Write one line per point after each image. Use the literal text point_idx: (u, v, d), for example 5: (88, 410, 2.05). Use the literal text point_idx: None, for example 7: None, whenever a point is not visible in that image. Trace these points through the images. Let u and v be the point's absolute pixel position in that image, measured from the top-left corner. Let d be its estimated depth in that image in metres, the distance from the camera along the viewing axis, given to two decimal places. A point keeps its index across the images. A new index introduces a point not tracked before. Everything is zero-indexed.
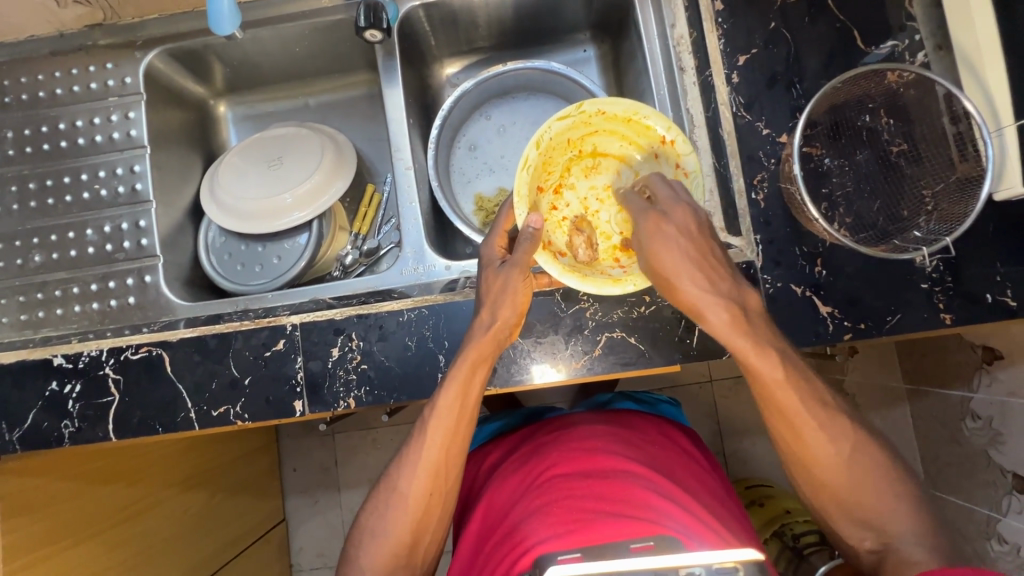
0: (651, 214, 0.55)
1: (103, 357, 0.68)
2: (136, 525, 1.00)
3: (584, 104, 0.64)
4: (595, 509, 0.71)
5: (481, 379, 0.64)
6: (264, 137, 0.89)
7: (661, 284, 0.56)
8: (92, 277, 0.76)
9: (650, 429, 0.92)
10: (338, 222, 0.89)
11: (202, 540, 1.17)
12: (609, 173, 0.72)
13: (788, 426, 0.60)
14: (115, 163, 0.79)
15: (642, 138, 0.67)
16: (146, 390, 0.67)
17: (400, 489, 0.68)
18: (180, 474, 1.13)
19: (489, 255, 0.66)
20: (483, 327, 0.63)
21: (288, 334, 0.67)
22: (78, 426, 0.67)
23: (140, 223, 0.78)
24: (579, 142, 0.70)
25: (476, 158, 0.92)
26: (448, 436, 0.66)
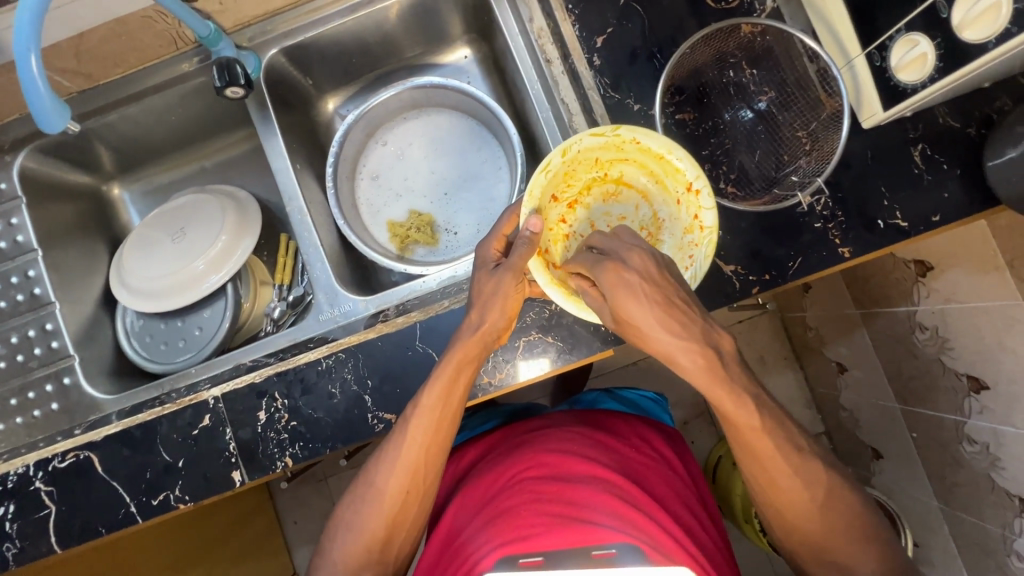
0: (608, 266, 0.51)
1: (31, 472, 0.67)
2: None
3: (622, 128, 0.62)
4: (555, 516, 0.71)
5: (466, 381, 0.64)
6: (166, 210, 0.87)
7: (631, 334, 0.52)
8: (10, 392, 0.75)
9: (632, 434, 0.91)
10: (258, 278, 0.88)
11: None
12: (627, 204, 0.71)
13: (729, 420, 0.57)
14: (9, 272, 0.77)
15: (670, 180, 0.65)
16: (81, 494, 0.66)
17: (371, 499, 0.67)
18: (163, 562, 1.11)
19: (484, 257, 0.66)
20: (471, 329, 0.63)
21: (212, 408, 0.66)
22: (23, 547, 0.66)
23: (47, 327, 0.77)
24: (607, 164, 0.69)
25: (381, 186, 0.91)
26: (426, 445, 0.64)
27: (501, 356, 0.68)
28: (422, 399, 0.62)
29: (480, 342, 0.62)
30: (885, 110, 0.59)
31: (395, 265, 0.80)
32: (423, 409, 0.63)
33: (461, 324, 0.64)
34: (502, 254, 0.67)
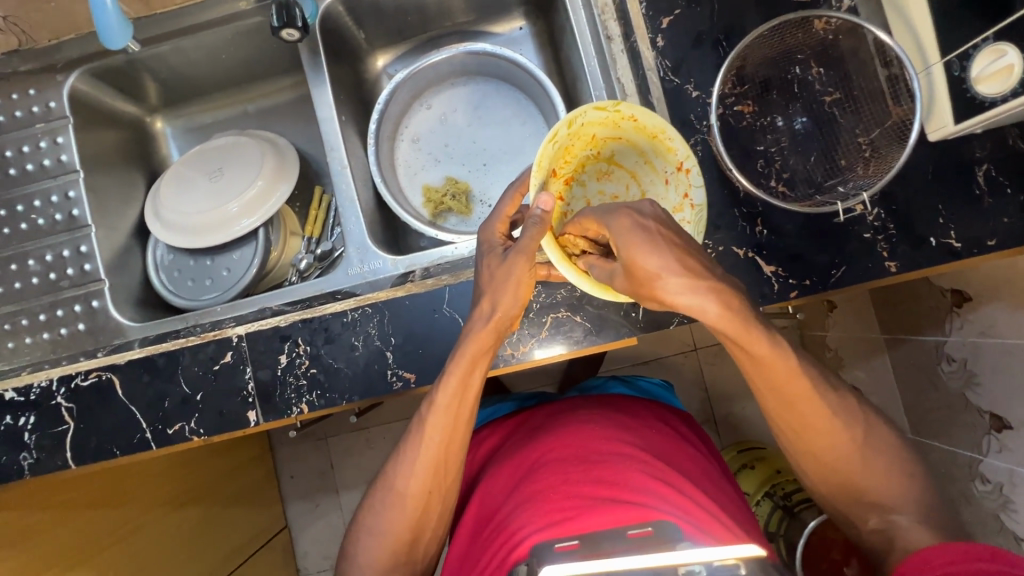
0: (620, 217, 0.52)
1: (53, 387, 0.68)
2: (128, 546, 1.01)
3: (623, 103, 0.60)
4: (591, 498, 0.70)
5: (481, 373, 0.64)
6: (205, 148, 0.88)
7: (642, 286, 0.51)
8: (39, 307, 0.76)
9: (647, 415, 0.91)
10: (288, 228, 0.88)
11: (198, 559, 1.17)
12: (618, 184, 0.70)
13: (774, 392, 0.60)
14: (49, 190, 0.78)
15: (659, 159, 0.66)
16: (100, 414, 0.67)
17: (396, 499, 0.68)
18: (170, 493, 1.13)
19: (489, 239, 0.65)
20: (484, 317, 0.62)
21: (235, 345, 0.67)
22: (40, 458, 0.67)
23: (81, 249, 0.77)
24: (601, 143, 0.67)
25: (420, 149, 0.90)
26: (446, 436, 0.66)
27: (526, 330, 0.68)
28: (436, 394, 0.64)
29: (495, 330, 0.61)
30: (957, 123, 0.57)
31: (429, 230, 0.79)
32: (438, 409, 0.65)
33: (471, 317, 0.63)
34: (506, 237, 0.67)
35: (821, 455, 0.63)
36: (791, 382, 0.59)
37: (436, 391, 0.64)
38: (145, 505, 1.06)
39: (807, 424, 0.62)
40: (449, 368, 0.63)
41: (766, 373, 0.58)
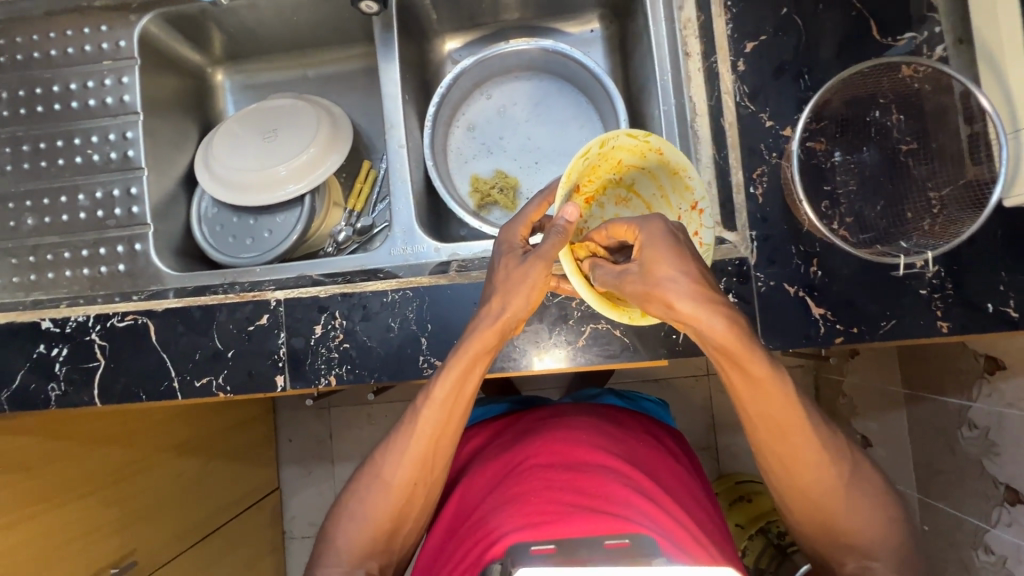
0: (650, 221, 0.53)
1: (89, 323, 0.68)
2: (129, 485, 1.03)
3: (655, 137, 0.57)
4: (572, 505, 0.71)
5: (481, 369, 0.64)
6: (261, 107, 0.87)
7: (650, 293, 0.50)
8: (83, 242, 0.76)
9: (633, 424, 0.93)
10: (332, 198, 0.88)
11: (194, 506, 1.20)
12: (634, 212, 0.66)
13: (772, 427, 0.59)
14: (107, 128, 0.78)
15: (676, 197, 0.63)
16: (131, 357, 0.68)
17: (379, 485, 0.69)
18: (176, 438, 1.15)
19: (510, 239, 0.63)
20: (491, 317, 0.61)
21: (272, 309, 0.67)
22: (67, 391, 0.68)
23: (131, 190, 0.78)
24: (624, 168, 0.63)
25: (474, 138, 0.90)
26: (437, 430, 0.67)
27: (563, 336, 0.67)
28: (433, 387, 0.64)
29: (498, 331, 0.61)
30: None
31: (473, 221, 0.79)
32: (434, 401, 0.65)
33: (476, 313, 0.62)
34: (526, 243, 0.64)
35: (802, 488, 0.62)
36: (787, 420, 0.59)
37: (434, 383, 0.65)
38: (152, 447, 1.08)
39: (793, 456, 0.61)
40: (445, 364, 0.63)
41: (762, 401, 0.57)
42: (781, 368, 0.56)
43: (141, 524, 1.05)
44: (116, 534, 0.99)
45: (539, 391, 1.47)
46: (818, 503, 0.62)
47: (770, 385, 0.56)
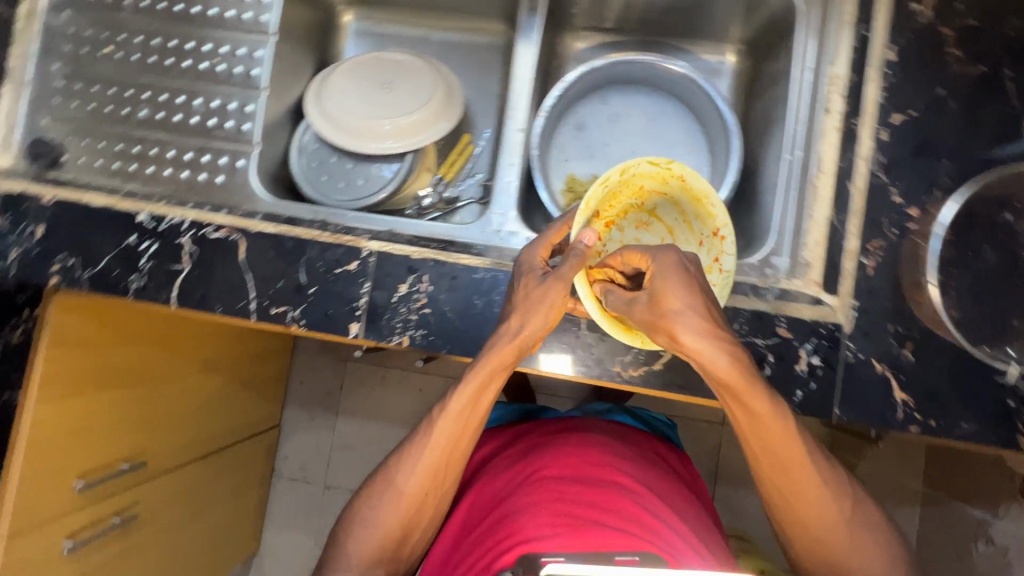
0: (665, 250, 0.55)
1: (183, 227, 0.69)
2: (156, 390, 1.04)
3: (676, 162, 0.64)
4: (585, 519, 0.71)
5: (492, 387, 0.70)
6: (381, 56, 0.87)
7: (660, 327, 0.55)
8: (188, 145, 0.77)
9: (640, 439, 0.93)
10: (425, 163, 0.87)
11: (202, 424, 1.21)
12: (655, 236, 0.72)
13: (769, 459, 0.62)
14: (239, 42, 0.79)
15: (698, 221, 0.68)
16: (216, 269, 0.68)
17: (390, 496, 0.76)
18: (203, 355, 1.16)
19: (530, 262, 0.63)
20: (508, 335, 0.62)
21: (363, 257, 0.67)
22: (146, 286, 0.69)
23: (246, 107, 0.79)
24: (646, 195, 0.70)
25: (580, 138, 0.89)
26: (450, 441, 0.74)
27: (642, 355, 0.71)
28: (450, 403, 0.72)
29: (518, 350, 0.62)
30: None
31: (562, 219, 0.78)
32: (448, 414, 0.73)
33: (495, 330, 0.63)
34: (546, 261, 0.65)
35: (805, 524, 0.65)
36: (790, 459, 0.62)
37: (449, 398, 0.72)
38: (181, 358, 1.10)
39: (796, 491, 0.64)
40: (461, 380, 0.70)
41: (762, 442, 0.61)
42: (779, 400, 0.59)
43: (154, 429, 1.06)
44: (131, 433, 1.01)
45: (554, 398, 1.48)
46: (819, 537, 0.65)
47: (774, 423, 0.59)
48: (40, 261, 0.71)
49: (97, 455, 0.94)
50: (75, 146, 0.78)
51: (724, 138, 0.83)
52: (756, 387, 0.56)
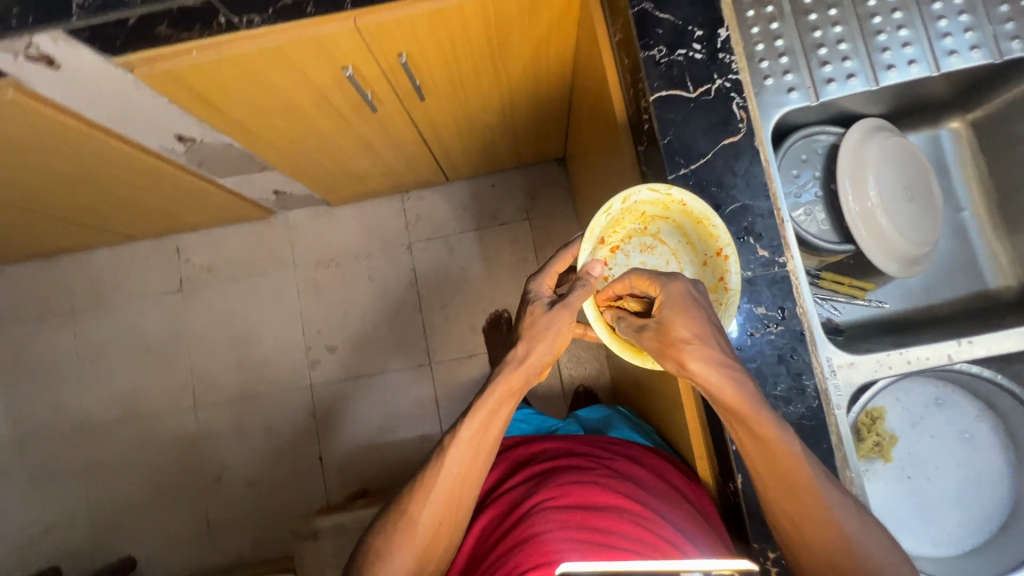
0: (673, 280, 0.60)
1: (729, 74, 0.68)
2: (489, 65, 1.07)
3: (674, 186, 0.63)
4: (589, 541, 0.71)
5: (503, 412, 0.79)
6: (928, 176, 0.83)
7: (668, 353, 0.59)
8: (788, 37, 0.74)
9: (640, 465, 0.90)
10: (823, 258, 0.86)
11: (455, 112, 1.24)
12: (660, 258, 0.71)
13: (789, 498, 0.60)
14: (915, 42, 0.73)
15: (701, 242, 0.67)
16: (701, 124, 0.68)
17: (408, 532, 0.79)
18: (522, 84, 1.18)
19: (538, 290, 0.78)
20: (516, 361, 0.76)
21: (774, 261, 0.65)
22: (656, 65, 0.69)
23: (850, 76, 0.73)
24: (649, 219, 0.71)
25: (924, 404, 0.82)
26: (458, 471, 0.80)
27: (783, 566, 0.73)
28: (465, 430, 0.79)
29: (526, 377, 0.76)
30: None
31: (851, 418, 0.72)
32: (461, 441, 0.79)
33: (511, 359, 0.76)
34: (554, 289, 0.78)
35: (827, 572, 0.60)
36: (816, 519, 0.60)
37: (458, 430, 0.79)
38: (519, 71, 1.12)
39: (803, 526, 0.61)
40: (473, 408, 0.78)
41: (777, 477, 0.60)
42: (785, 425, 0.60)
43: (452, 81, 1.10)
44: (449, 66, 1.04)
45: None
46: (834, 567, 0.60)
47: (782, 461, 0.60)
48: None
49: (428, 50, 0.97)
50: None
51: (1003, 564, 0.73)
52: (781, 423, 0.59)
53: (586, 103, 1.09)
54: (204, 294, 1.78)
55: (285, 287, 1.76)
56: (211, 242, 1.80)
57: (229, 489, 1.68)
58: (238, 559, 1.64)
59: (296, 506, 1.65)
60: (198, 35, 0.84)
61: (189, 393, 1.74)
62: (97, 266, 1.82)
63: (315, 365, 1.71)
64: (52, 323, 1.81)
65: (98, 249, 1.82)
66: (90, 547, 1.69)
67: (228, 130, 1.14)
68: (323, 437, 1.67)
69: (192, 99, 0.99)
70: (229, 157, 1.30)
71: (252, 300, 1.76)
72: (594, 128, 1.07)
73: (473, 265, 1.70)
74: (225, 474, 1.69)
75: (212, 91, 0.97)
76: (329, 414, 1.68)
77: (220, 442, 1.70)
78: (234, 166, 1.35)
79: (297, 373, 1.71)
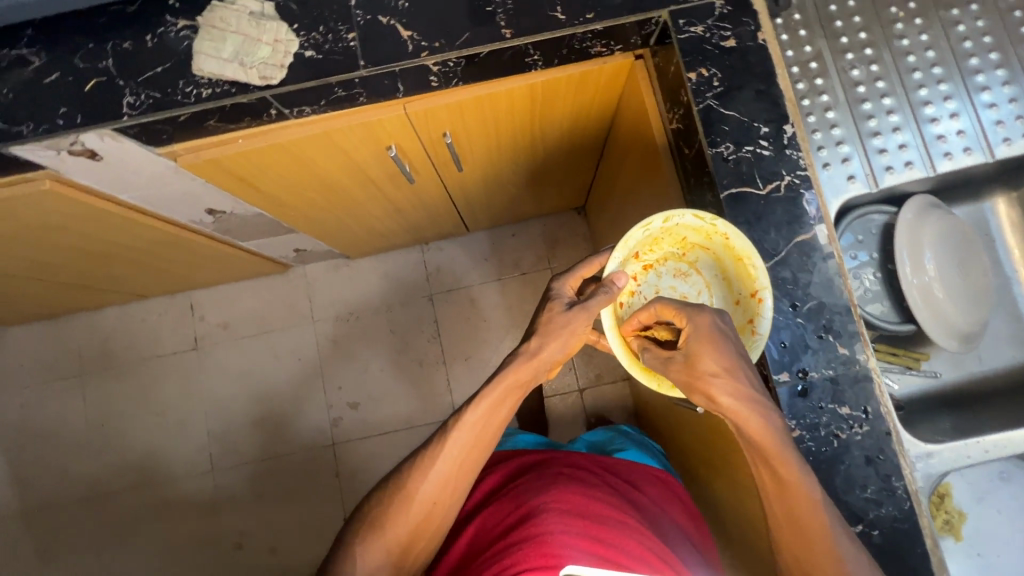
0: (698, 312, 0.63)
1: (797, 171, 0.69)
2: (529, 139, 1.07)
3: (717, 220, 0.66)
4: (590, 548, 0.73)
5: (510, 406, 0.81)
6: (982, 250, 0.84)
7: (689, 370, 0.63)
8: (847, 126, 0.78)
9: (647, 494, 0.94)
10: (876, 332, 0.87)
11: (487, 177, 1.24)
12: (691, 285, 0.76)
13: (788, 526, 0.60)
14: (965, 132, 0.79)
15: (738, 282, 0.70)
16: (772, 221, 0.69)
17: (402, 506, 0.80)
18: (557, 155, 1.18)
19: (560, 290, 0.81)
20: (529, 355, 0.79)
21: (856, 358, 0.66)
22: (725, 161, 0.69)
23: (906, 164, 0.79)
24: (688, 246, 0.75)
25: (989, 481, 0.88)
26: (462, 458, 0.81)
27: None
28: (471, 414, 0.80)
29: (535, 373, 0.79)
30: None
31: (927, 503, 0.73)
32: (465, 426, 0.80)
33: (523, 354, 0.79)
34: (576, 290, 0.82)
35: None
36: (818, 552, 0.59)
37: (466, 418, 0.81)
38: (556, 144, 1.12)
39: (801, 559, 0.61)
40: (483, 394, 0.80)
41: (791, 521, 0.60)
42: (802, 460, 0.61)
43: (489, 153, 1.09)
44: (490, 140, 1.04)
45: None
46: None
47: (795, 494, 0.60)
48: (698, 51, 0.72)
49: (471, 129, 0.97)
50: (798, 17, 0.80)
51: None
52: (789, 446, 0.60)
53: (619, 173, 1.09)
54: (221, 352, 1.74)
55: (305, 342, 1.72)
56: (228, 298, 1.76)
57: (249, 557, 1.62)
58: None
59: None
60: (246, 124, 0.83)
61: (205, 456, 1.68)
62: (108, 326, 1.77)
63: (336, 424, 1.67)
64: (60, 386, 1.75)
65: (108, 309, 1.77)
66: None
67: (260, 204, 1.12)
68: (347, 498, 1.63)
69: (230, 181, 0.97)
70: (256, 224, 1.27)
71: (270, 358, 1.72)
72: (630, 196, 1.05)
73: (496, 317, 1.69)
74: (244, 541, 1.63)
75: (249, 172, 0.95)
76: (352, 474, 1.64)
77: (239, 507, 1.65)
78: (260, 230, 1.33)
79: (319, 432, 1.67)
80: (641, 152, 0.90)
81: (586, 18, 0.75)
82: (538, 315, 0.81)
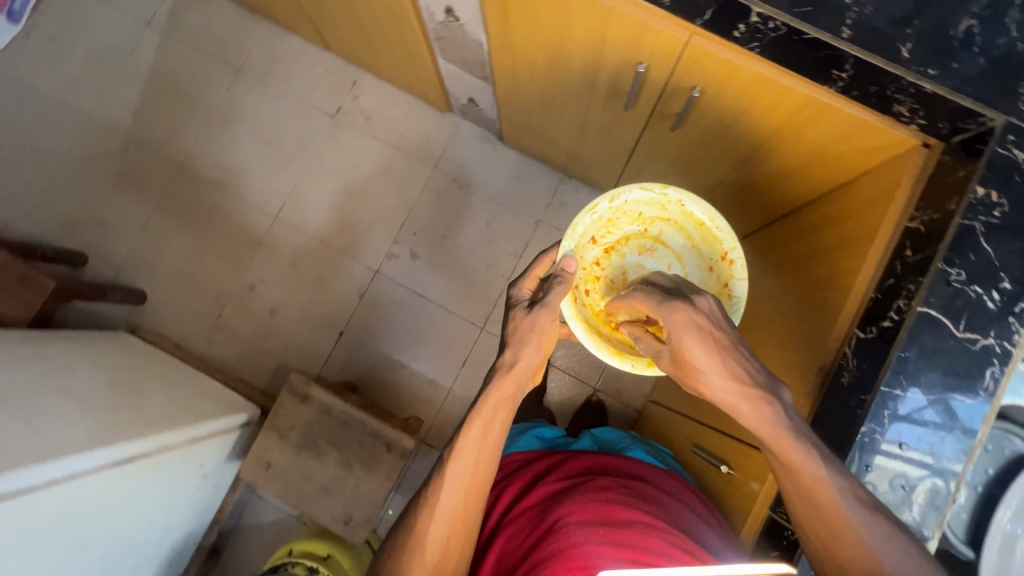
0: (674, 311, 0.71)
1: (1003, 340, 0.68)
2: (745, 157, 1.05)
3: (671, 189, 0.96)
4: (612, 554, 0.83)
5: (501, 414, 0.92)
6: None
7: (683, 369, 0.72)
8: None
9: (653, 484, 1.05)
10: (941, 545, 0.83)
11: (677, 161, 1.22)
12: (659, 259, 1.04)
13: (823, 531, 0.66)
14: None
15: (706, 244, 1.00)
16: (945, 363, 0.68)
17: (417, 548, 0.89)
18: (747, 193, 1.16)
19: (519, 292, 0.97)
20: (505, 371, 0.92)
21: (921, 528, 0.68)
22: (946, 283, 0.68)
23: None
24: (649, 224, 1.05)
25: None
26: (470, 473, 0.91)
27: None
28: (461, 442, 0.91)
29: (517, 383, 0.92)
30: None
31: None
32: (467, 442, 0.91)
33: (502, 366, 0.92)
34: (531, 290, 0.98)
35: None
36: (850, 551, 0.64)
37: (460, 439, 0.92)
38: (758, 182, 1.09)
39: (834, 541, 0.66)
40: (470, 421, 0.91)
41: (818, 518, 0.66)
42: (814, 449, 0.67)
43: (705, 141, 1.07)
44: (717, 131, 1.02)
45: None
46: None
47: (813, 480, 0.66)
48: (1003, 175, 0.69)
49: (718, 107, 0.95)
50: None
51: None
52: (802, 445, 0.66)
53: (792, 242, 1.06)
54: (347, 135, 1.79)
55: (415, 178, 1.76)
56: (384, 98, 1.79)
57: (253, 302, 1.73)
58: (220, 360, 1.70)
59: (293, 355, 1.69)
60: None
61: (278, 203, 1.78)
62: (281, 48, 1.83)
63: (390, 259, 1.73)
64: (215, 66, 1.85)
65: (292, 35, 1.84)
66: (121, 261, 1.78)
67: (494, 35, 1.12)
68: (356, 319, 1.70)
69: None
70: (470, 52, 1.28)
71: (379, 169, 1.77)
72: (792, 269, 1.03)
73: None
74: (258, 288, 1.73)
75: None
76: (372, 305, 1.71)
77: (273, 260, 1.75)
78: (465, 60, 1.34)
79: (373, 254, 1.73)
80: (835, 242, 0.88)
81: (927, 71, 0.70)
82: (506, 327, 0.95)
